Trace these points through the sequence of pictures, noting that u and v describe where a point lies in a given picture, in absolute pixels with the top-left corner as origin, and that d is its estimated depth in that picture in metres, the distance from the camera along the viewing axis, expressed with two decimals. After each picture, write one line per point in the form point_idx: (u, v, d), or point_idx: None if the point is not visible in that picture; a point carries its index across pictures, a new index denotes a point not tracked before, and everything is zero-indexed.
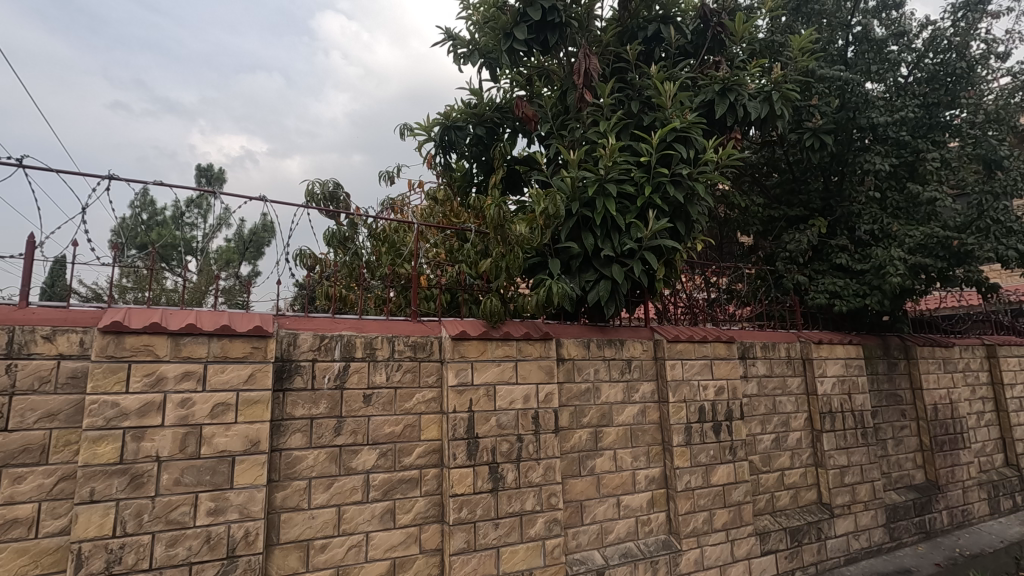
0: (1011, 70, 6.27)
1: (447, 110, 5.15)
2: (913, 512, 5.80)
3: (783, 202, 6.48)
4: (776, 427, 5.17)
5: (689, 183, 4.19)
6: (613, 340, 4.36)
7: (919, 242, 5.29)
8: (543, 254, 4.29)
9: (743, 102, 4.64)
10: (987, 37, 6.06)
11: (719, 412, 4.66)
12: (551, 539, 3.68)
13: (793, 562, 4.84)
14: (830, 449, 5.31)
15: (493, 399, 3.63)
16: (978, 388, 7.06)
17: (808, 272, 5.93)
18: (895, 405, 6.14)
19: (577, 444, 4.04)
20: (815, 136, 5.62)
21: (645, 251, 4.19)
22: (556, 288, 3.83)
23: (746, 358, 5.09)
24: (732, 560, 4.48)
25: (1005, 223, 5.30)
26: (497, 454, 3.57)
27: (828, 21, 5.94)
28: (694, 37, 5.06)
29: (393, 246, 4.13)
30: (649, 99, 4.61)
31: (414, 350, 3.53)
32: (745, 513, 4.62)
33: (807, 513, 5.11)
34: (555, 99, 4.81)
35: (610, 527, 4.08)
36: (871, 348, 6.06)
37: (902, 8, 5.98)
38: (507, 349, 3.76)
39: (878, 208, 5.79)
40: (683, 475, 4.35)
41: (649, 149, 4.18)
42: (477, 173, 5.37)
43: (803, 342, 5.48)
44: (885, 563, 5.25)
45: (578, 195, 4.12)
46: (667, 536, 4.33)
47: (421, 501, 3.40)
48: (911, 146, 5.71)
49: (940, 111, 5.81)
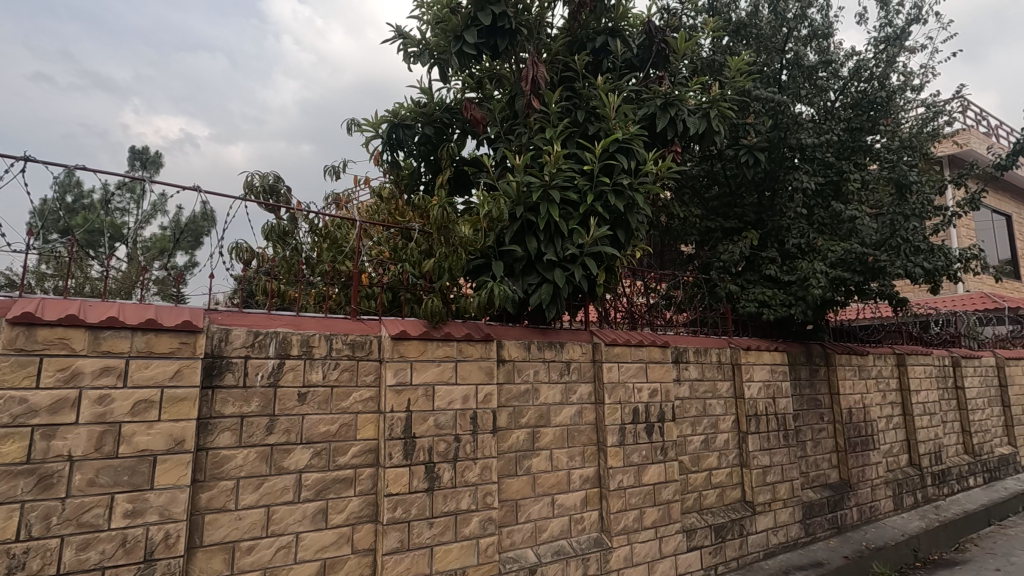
0: (924, 101, 6.85)
1: (396, 108, 5.12)
2: (827, 509, 6.21)
3: (720, 214, 6.78)
4: (705, 429, 5.42)
5: (630, 194, 4.33)
6: (554, 342, 4.45)
7: (839, 257, 5.65)
8: (488, 256, 4.35)
9: (683, 117, 4.84)
10: (904, 71, 6.58)
11: (652, 414, 4.84)
12: (485, 538, 3.72)
13: (716, 558, 5.10)
14: (754, 450, 5.62)
15: (432, 399, 3.65)
16: (889, 394, 7.62)
17: (740, 281, 6.27)
18: (815, 409, 6.55)
19: (514, 444, 4.11)
20: (749, 152, 5.94)
21: (586, 257, 4.30)
22: (497, 290, 3.90)
23: (679, 362, 5.31)
24: (659, 556, 4.67)
25: (913, 242, 5.72)
26: (434, 453, 3.59)
27: (765, 45, 6.28)
28: (640, 51, 5.24)
29: (336, 243, 4.05)
30: (594, 108, 4.73)
31: (352, 349, 3.49)
32: (674, 511, 4.83)
33: (731, 511, 5.39)
34: (504, 104, 4.89)
35: (544, 525, 4.17)
36: (795, 354, 6.44)
37: (832, 38, 6.39)
38: (447, 349, 3.79)
39: (806, 224, 6.15)
40: (615, 475, 4.50)
41: (592, 158, 4.30)
42: (425, 173, 5.37)
43: (733, 347, 5.76)
44: (799, 557, 5.60)
45: (523, 199, 4.20)
46: (599, 533, 4.46)
47: (354, 501, 3.37)
48: (836, 167, 6.09)
49: (862, 136, 6.21)
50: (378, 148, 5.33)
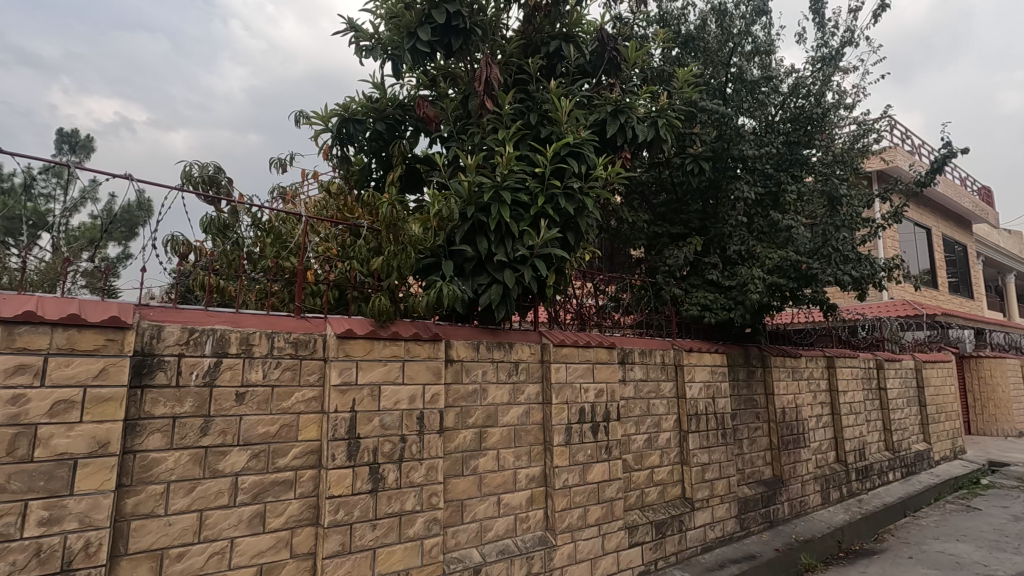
0: (856, 119, 7.28)
1: (347, 101, 5.02)
2: (761, 504, 6.51)
3: (667, 219, 7.00)
4: (649, 428, 5.58)
5: (580, 198, 4.39)
6: (503, 342, 4.47)
7: (776, 264, 5.94)
8: (438, 255, 4.33)
9: (632, 124, 4.96)
10: (838, 90, 6.97)
11: (597, 414, 4.94)
12: (430, 538, 3.70)
13: (656, 553, 5.26)
14: (694, 448, 5.83)
15: (377, 399, 3.60)
16: (819, 394, 8.06)
17: (684, 285, 6.50)
18: (751, 409, 6.85)
19: (461, 443, 4.10)
20: (694, 161, 6.16)
21: (536, 259, 4.33)
22: (446, 290, 3.88)
23: (625, 363, 5.45)
24: (602, 553, 4.77)
25: (843, 252, 6.11)
26: (379, 454, 3.54)
27: (711, 58, 6.53)
28: (593, 58, 5.35)
29: (280, 238, 3.94)
30: (547, 112, 4.80)
31: (295, 347, 3.39)
32: (617, 508, 4.94)
33: (671, 507, 5.57)
34: (457, 103, 4.89)
35: (489, 525, 4.19)
36: (735, 356, 6.72)
37: (773, 55, 6.71)
38: (395, 348, 3.74)
39: (746, 231, 6.42)
40: (561, 474, 4.57)
41: (543, 161, 4.35)
42: (376, 169, 5.29)
43: (677, 349, 5.95)
44: (734, 550, 5.85)
45: (474, 199, 4.21)
46: (544, 532, 4.52)
47: (294, 504, 3.27)
48: (775, 178, 6.39)
49: (799, 149, 6.54)
50: (328, 142, 5.21)
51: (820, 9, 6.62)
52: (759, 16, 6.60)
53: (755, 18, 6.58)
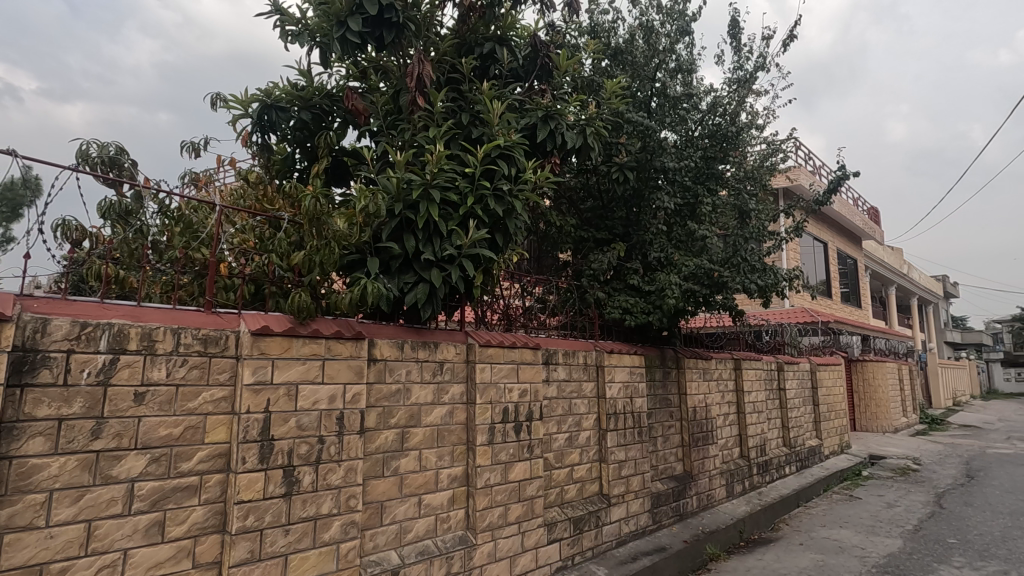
0: (765, 139, 7.86)
1: (270, 87, 4.79)
2: (672, 498, 6.86)
3: (593, 225, 7.21)
4: (570, 427, 5.73)
5: (510, 199, 4.43)
6: (428, 342, 4.43)
7: (691, 271, 6.29)
8: (363, 252, 4.23)
9: (562, 130, 5.08)
10: (751, 110, 7.49)
11: (520, 413, 5.01)
12: (347, 542, 3.60)
13: (573, 549, 5.41)
14: (611, 446, 6.05)
15: (294, 399, 3.46)
16: (727, 394, 8.61)
17: (607, 289, 6.73)
18: (666, 408, 7.21)
19: (382, 444, 4.03)
20: (620, 170, 6.41)
21: (464, 258, 4.32)
22: (371, 287, 3.79)
23: (549, 363, 5.56)
24: (521, 550, 4.85)
25: (751, 262, 6.58)
26: (294, 456, 3.41)
27: (638, 73, 6.83)
28: (526, 62, 5.42)
29: (190, 227, 3.69)
30: (478, 113, 4.82)
31: (204, 344, 3.19)
32: (536, 506, 5.04)
33: (589, 503, 5.75)
34: (388, 98, 4.83)
35: (409, 526, 4.13)
36: (652, 358, 7.04)
37: (695, 73, 7.08)
38: (314, 347, 3.62)
39: (665, 239, 6.76)
40: (482, 473, 4.58)
41: (474, 161, 4.33)
42: (300, 160, 5.10)
43: (599, 350, 6.15)
44: (646, 543, 6.13)
45: (402, 196, 4.15)
46: (464, 531, 4.52)
47: (198, 511, 3.07)
48: (693, 191, 6.77)
49: (716, 164, 6.95)
50: (247, 128, 4.94)
51: (737, 35, 7.08)
52: (683, 36, 6.97)
53: (679, 38, 6.93)
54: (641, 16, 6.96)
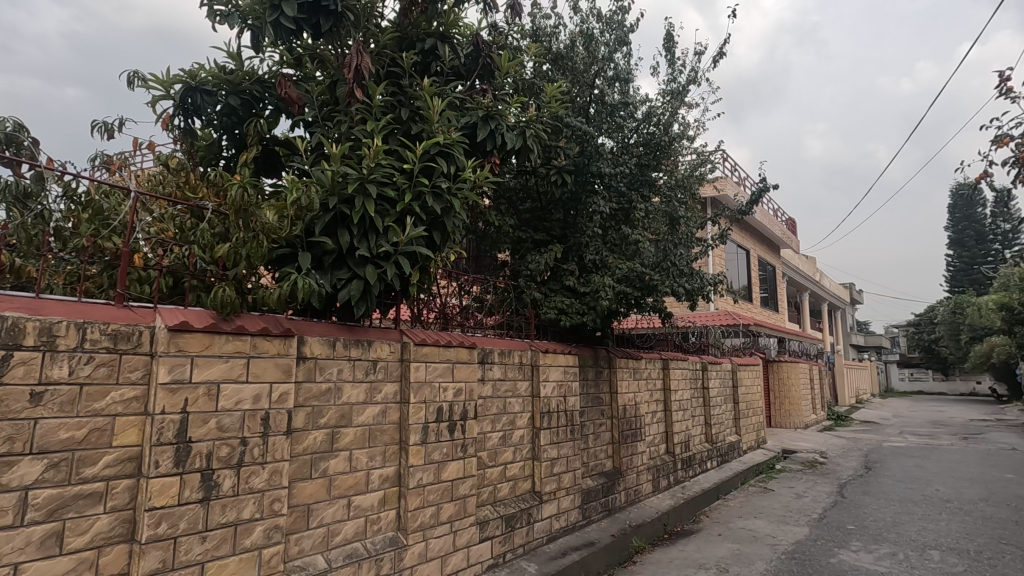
0: (696, 149, 8.25)
1: (195, 68, 4.52)
2: (601, 494, 7.07)
3: (531, 226, 7.30)
4: (504, 426, 5.78)
5: (448, 198, 4.40)
6: (361, 340, 4.33)
7: (624, 274, 6.49)
8: (294, 246, 4.09)
9: (502, 131, 5.11)
10: (683, 122, 7.83)
11: (455, 412, 4.99)
12: (270, 547, 3.46)
13: (505, 546, 5.46)
14: (544, 444, 6.16)
15: (215, 399, 3.29)
16: (655, 393, 8.96)
17: (543, 290, 6.84)
18: (597, 406, 7.40)
19: (310, 445, 3.89)
20: (559, 173, 6.53)
21: (400, 256, 4.22)
22: (301, 283, 3.67)
23: (484, 362, 5.59)
24: (453, 549, 4.84)
25: (680, 267, 6.94)
26: (213, 460, 3.24)
27: (577, 79, 7.01)
28: (467, 61, 5.40)
29: (100, 214, 3.40)
30: (418, 109, 4.76)
31: (115, 340, 2.96)
32: (469, 505, 5.04)
33: (521, 501, 5.82)
34: (325, 88, 4.71)
35: (337, 529, 4.03)
36: (585, 357, 7.22)
37: (632, 83, 7.31)
38: (239, 344, 3.45)
39: (601, 242, 6.89)
40: (415, 473, 4.54)
41: (412, 158, 4.27)
42: (227, 147, 4.86)
43: (534, 350, 6.24)
44: (576, 539, 6.27)
45: (337, 190, 4.04)
46: (395, 532, 4.45)
47: (103, 519, 2.85)
48: (626, 197, 6.85)
49: (650, 172, 7.10)
50: (168, 110, 4.65)
51: (671, 48, 7.38)
52: (621, 46, 7.16)
53: (618, 47, 7.13)
54: (582, 23, 7.13)
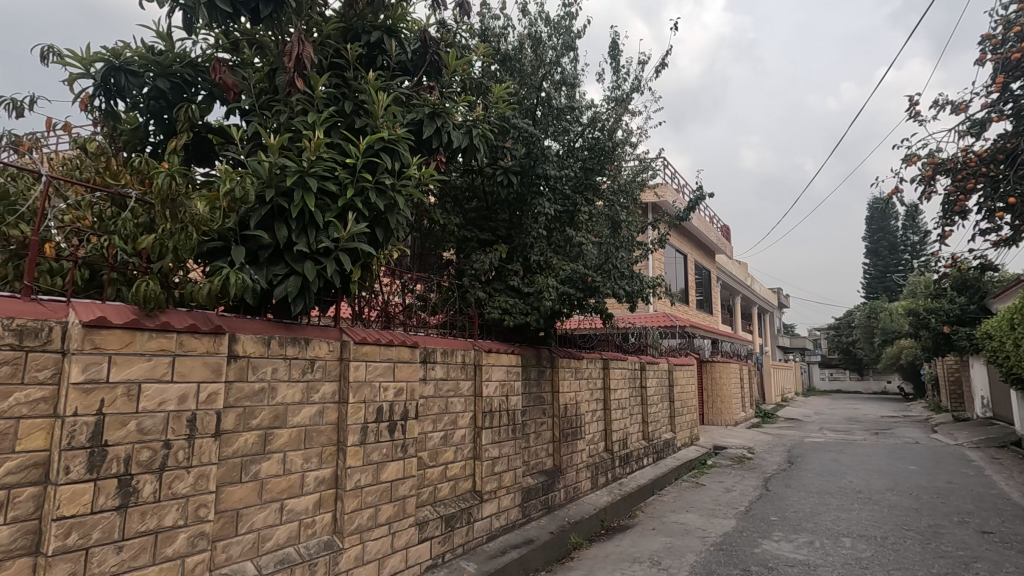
0: (638, 156, 8.50)
1: (119, 47, 4.24)
2: (541, 492, 7.15)
3: (476, 225, 7.29)
4: (445, 425, 5.75)
5: (392, 194, 4.31)
6: (298, 339, 4.19)
7: (567, 275, 6.60)
8: (227, 240, 3.90)
9: (448, 130, 5.08)
10: (626, 128, 8.05)
11: (395, 412, 4.92)
12: (194, 556, 3.29)
13: (444, 546, 5.43)
14: (486, 443, 6.17)
15: (135, 400, 3.09)
16: (595, 392, 9.17)
17: (487, 289, 6.85)
18: (539, 405, 7.49)
19: (240, 448, 3.73)
20: (504, 174, 6.55)
21: (340, 253, 4.11)
22: (234, 278, 3.52)
23: (427, 362, 5.54)
24: (391, 551, 4.77)
25: (621, 269, 7.14)
26: (132, 464, 3.05)
27: (524, 81, 7.07)
28: (414, 57, 5.33)
29: (6, 199, 3.18)
30: (363, 102, 4.66)
31: (20, 336, 2.72)
32: (408, 505, 4.98)
33: (461, 500, 5.81)
34: (263, 75, 4.55)
35: (268, 534, 3.88)
36: (528, 357, 7.29)
37: (578, 88, 7.44)
38: (163, 341, 3.26)
39: (545, 243, 6.99)
40: (353, 474, 4.44)
41: (355, 152, 4.17)
42: (154, 133, 4.57)
43: (477, 350, 6.24)
44: (515, 537, 6.33)
45: (275, 182, 3.89)
46: (330, 536, 4.34)
47: (3, 531, 2.62)
48: (571, 200, 7.03)
49: (594, 176, 7.20)
50: (88, 90, 4.33)
51: (616, 56, 7.57)
52: (568, 51, 7.28)
53: (565, 52, 7.24)
54: (530, 26, 7.19)
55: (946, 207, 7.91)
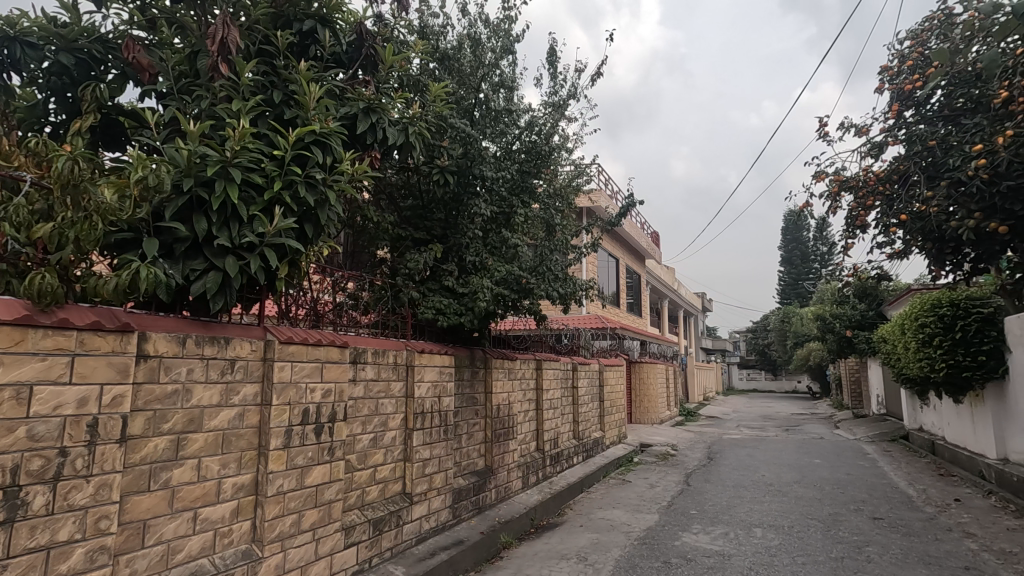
0: (573, 161, 8.69)
1: (15, 15, 3.86)
2: (472, 493, 7.15)
3: (411, 223, 7.18)
4: (375, 427, 5.62)
5: (322, 189, 4.17)
6: (217, 338, 3.96)
7: (502, 277, 6.65)
8: (138, 231, 3.64)
9: (383, 126, 4.98)
10: (562, 134, 8.21)
11: (322, 414, 4.76)
12: (92, 573, 3.03)
13: (372, 551, 5.31)
14: (417, 445, 6.09)
15: (25, 404, 2.83)
16: (528, 393, 9.27)
17: (421, 289, 6.76)
18: (471, 406, 7.48)
19: (149, 454, 3.49)
20: (441, 173, 6.46)
21: (266, 248, 3.91)
22: (144, 273, 3.29)
23: (356, 362, 5.40)
24: (315, 558, 4.61)
25: (554, 271, 7.30)
26: (20, 474, 2.78)
27: (462, 82, 7.06)
28: (349, 50, 5.21)
29: None
30: (293, 93, 4.48)
31: None
32: (335, 510, 4.84)
33: (390, 503, 5.71)
34: (183, 57, 4.29)
35: (179, 546, 3.64)
36: (461, 358, 7.27)
37: (517, 91, 7.51)
38: (60, 339, 3.00)
39: (481, 244, 7.00)
40: (274, 480, 4.25)
41: (284, 145, 4.01)
42: (54, 112, 4.18)
43: (409, 350, 6.15)
44: (445, 538, 6.29)
45: (194, 171, 3.67)
46: (249, 545, 4.14)
47: None
48: (508, 202, 7.08)
49: (530, 179, 7.30)
50: None
51: (554, 63, 7.71)
52: (507, 54, 7.34)
53: (503, 55, 7.29)
54: (469, 27, 7.19)
55: (849, 221, 8.63)
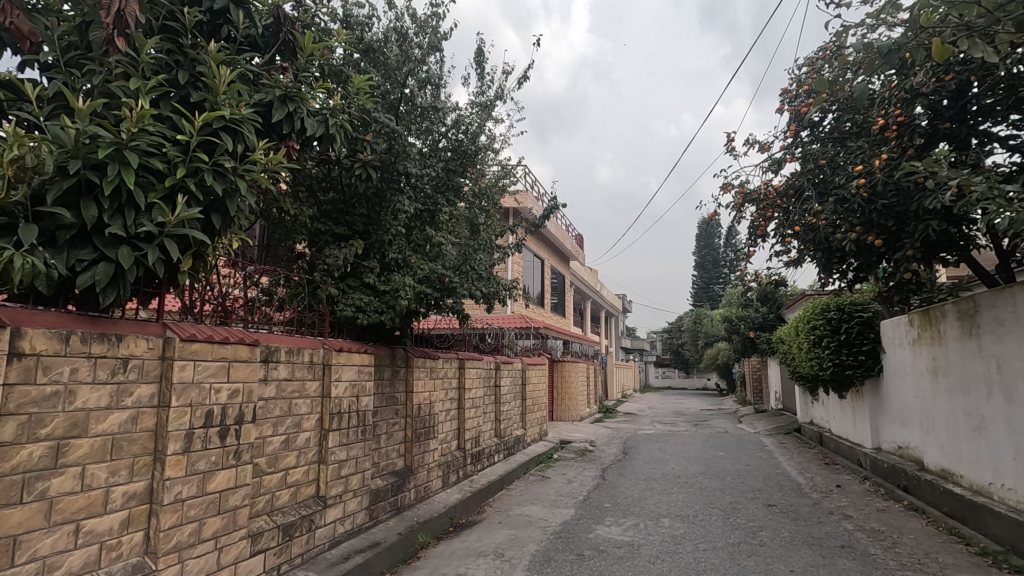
0: (500, 162, 8.75)
1: None
2: (390, 493, 7.03)
3: (331, 218, 6.95)
4: (287, 429, 5.39)
5: (232, 179, 3.93)
6: (108, 335, 3.64)
7: (424, 275, 6.60)
8: (14, 216, 3.29)
9: (301, 116, 4.78)
10: (489, 134, 8.25)
11: (228, 416, 4.50)
12: None
13: (280, 558, 5.10)
14: (332, 446, 5.91)
15: None
16: (450, 392, 9.24)
17: (340, 286, 6.55)
18: (391, 406, 7.35)
19: (22, 462, 3.16)
20: (364, 168, 6.27)
21: (166, 239, 3.64)
22: (18, 263, 2.97)
23: (268, 361, 5.16)
24: (216, 568, 4.36)
25: (478, 271, 7.37)
26: None
27: (387, 75, 6.92)
28: (266, 33, 4.99)
29: None
30: (201, 74, 4.21)
31: None
32: (240, 516, 4.60)
33: (302, 507, 5.50)
34: (72, 27, 3.91)
35: (57, 562, 3.32)
36: (381, 356, 7.14)
37: (444, 88, 7.47)
38: None
39: (404, 242, 6.89)
40: (172, 487, 3.98)
41: (188, 129, 3.74)
42: None
43: (326, 348, 5.96)
44: (360, 541, 6.14)
45: (82, 153, 3.36)
46: (141, 557, 3.84)
47: None
48: (432, 199, 7.01)
49: (456, 177, 7.29)
50: None
51: (481, 63, 7.73)
52: (434, 51, 7.28)
53: (430, 52, 7.22)
54: (396, 20, 7.06)
55: (752, 230, 9.32)
